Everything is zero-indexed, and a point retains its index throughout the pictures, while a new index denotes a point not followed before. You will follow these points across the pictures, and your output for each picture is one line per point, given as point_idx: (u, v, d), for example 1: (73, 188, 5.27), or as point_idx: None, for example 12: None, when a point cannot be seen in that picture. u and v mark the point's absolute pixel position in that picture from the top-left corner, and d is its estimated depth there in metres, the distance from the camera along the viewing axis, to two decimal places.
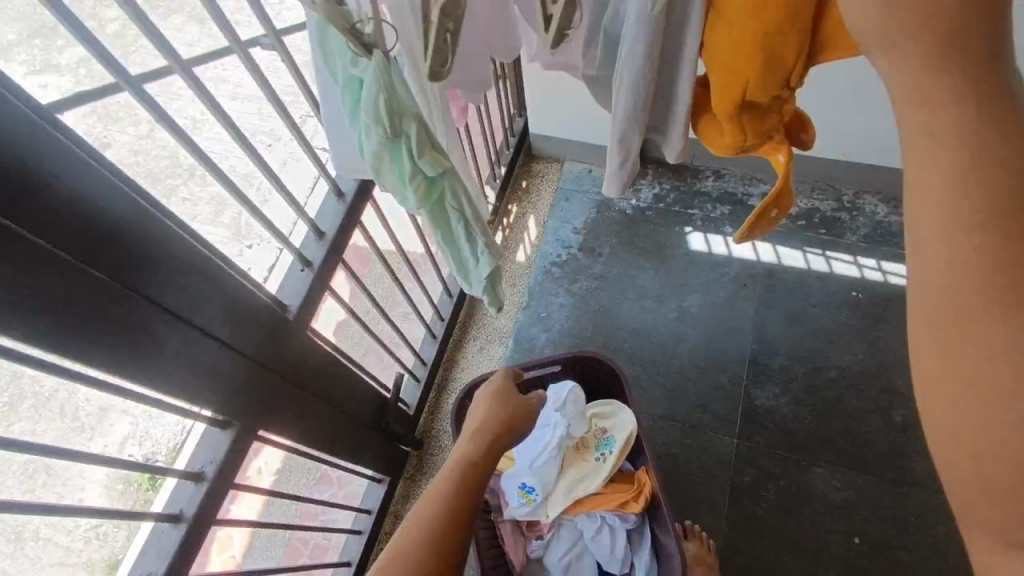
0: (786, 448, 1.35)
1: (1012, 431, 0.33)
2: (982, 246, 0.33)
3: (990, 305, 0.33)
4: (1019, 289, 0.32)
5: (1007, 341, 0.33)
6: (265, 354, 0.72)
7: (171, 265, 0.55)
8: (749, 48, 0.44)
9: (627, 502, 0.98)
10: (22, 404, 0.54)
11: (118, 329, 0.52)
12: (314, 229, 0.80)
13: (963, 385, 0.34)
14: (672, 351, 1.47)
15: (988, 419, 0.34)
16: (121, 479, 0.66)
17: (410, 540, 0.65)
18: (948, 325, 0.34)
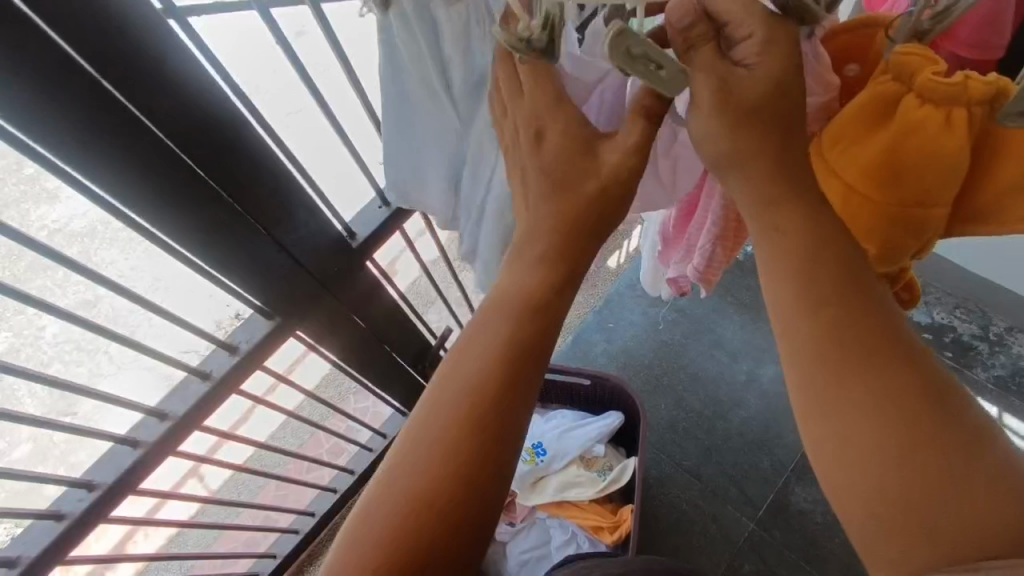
0: (802, 556, 1.25)
1: (885, 486, 0.42)
2: (853, 355, 0.44)
3: (846, 386, 0.44)
4: (887, 393, 0.43)
5: (886, 434, 0.42)
6: (320, 269, 0.80)
7: (248, 170, 0.61)
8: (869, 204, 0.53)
9: (600, 529, 0.95)
10: (84, 240, 0.59)
11: (186, 209, 0.59)
12: (404, 175, 0.85)
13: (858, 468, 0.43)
14: (725, 411, 1.40)
15: (867, 478, 0.42)
16: (162, 332, 0.72)
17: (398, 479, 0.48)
18: (862, 446, 0.43)
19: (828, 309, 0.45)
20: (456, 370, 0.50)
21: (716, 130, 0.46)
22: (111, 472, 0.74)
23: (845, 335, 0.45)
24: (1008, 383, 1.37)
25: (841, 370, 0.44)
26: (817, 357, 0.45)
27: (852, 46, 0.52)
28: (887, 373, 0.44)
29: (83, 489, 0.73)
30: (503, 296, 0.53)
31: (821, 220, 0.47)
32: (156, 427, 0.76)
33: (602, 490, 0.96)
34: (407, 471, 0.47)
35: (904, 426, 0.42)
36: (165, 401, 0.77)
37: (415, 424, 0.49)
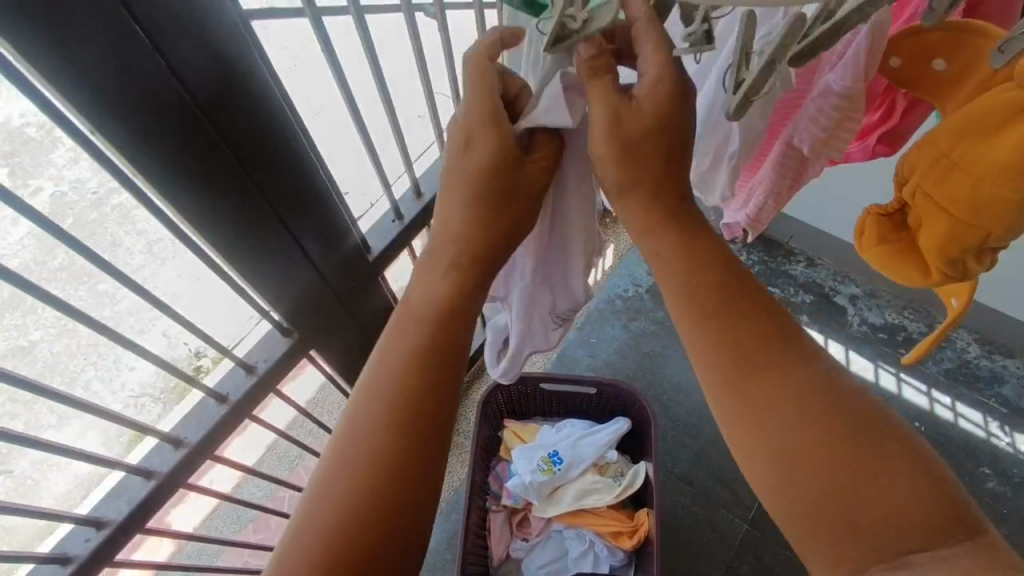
0: (794, 550, 1.30)
1: (806, 496, 0.44)
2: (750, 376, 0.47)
3: (755, 404, 0.47)
4: (796, 410, 0.46)
5: (805, 449, 0.45)
6: (339, 282, 0.79)
7: (290, 172, 0.62)
8: (957, 192, 0.53)
9: (620, 534, 0.96)
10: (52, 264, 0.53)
11: (231, 214, 0.58)
12: (415, 188, 0.86)
13: (786, 483, 0.45)
14: (708, 416, 1.44)
15: (792, 489, 0.45)
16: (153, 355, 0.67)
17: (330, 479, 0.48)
18: (777, 462, 0.46)
19: (732, 339, 0.48)
20: (373, 376, 0.52)
21: (609, 159, 0.49)
22: (123, 506, 0.69)
23: (748, 357, 0.48)
24: (956, 374, 1.50)
25: (742, 394, 0.47)
26: (722, 385, 0.48)
27: (949, 47, 0.52)
28: (791, 393, 0.46)
29: (92, 528, 0.67)
30: (419, 302, 0.55)
31: (704, 245, 0.51)
32: (171, 455, 0.72)
33: (618, 495, 0.98)
34: (335, 483, 0.48)
35: (807, 437, 0.45)
36: (180, 427, 0.72)
37: (340, 436, 0.50)
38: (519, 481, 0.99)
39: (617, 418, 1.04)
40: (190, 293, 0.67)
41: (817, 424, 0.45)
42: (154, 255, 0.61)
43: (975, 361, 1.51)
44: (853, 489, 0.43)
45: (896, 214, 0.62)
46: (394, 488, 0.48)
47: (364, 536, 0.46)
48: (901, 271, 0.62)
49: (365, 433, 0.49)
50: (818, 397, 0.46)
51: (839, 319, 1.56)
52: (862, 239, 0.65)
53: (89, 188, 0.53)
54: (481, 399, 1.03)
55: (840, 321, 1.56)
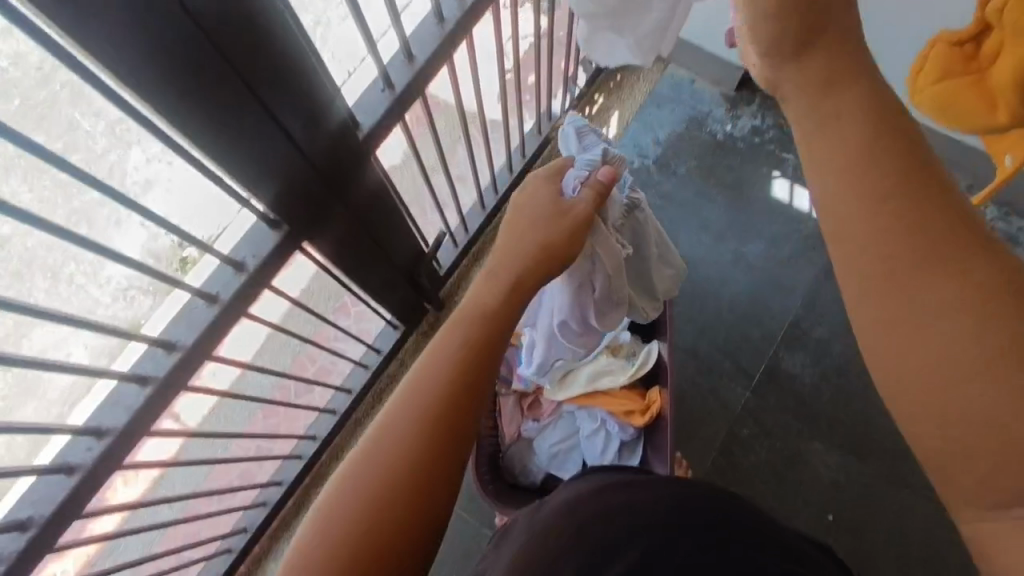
0: (792, 415, 1.33)
1: (961, 368, 0.40)
2: (913, 231, 0.42)
3: (916, 259, 0.42)
4: (968, 274, 0.41)
5: (968, 317, 0.40)
6: (329, 166, 0.70)
7: (264, 42, 0.51)
8: None
9: (632, 413, 0.97)
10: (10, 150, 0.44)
11: (199, 95, 0.49)
12: (406, 50, 0.74)
13: (934, 351, 0.41)
14: (714, 291, 1.42)
15: (949, 354, 0.41)
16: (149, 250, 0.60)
17: (377, 443, 0.52)
18: (925, 334, 0.41)
19: (870, 197, 0.43)
20: (435, 357, 0.56)
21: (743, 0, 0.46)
22: (121, 414, 0.65)
23: (905, 208, 0.42)
24: None
25: (892, 249, 0.43)
26: (867, 249, 0.44)
27: None
28: (956, 254, 0.41)
29: (93, 437, 0.65)
30: (478, 302, 0.62)
31: (867, 113, 0.45)
32: (164, 361, 0.67)
33: (632, 376, 0.97)
34: (391, 447, 0.51)
35: (951, 325, 0.41)
36: (171, 330, 0.67)
37: (399, 402, 0.54)
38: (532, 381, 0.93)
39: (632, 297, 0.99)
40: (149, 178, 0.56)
41: (981, 283, 0.40)
42: (95, 155, 0.50)
43: None
44: (1005, 373, 0.39)
45: (968, 45, 0.52)
46: (444, 449, 0.52)
47: (411, 487, 0.50)
48: (967, 111, 0.53)
49: (417, 398, 0.53)
50: (976, 256, 0.41)
51: None
52: (917, 71, 0.56)
53: (30, 61, 0.43)
54: None
55: None
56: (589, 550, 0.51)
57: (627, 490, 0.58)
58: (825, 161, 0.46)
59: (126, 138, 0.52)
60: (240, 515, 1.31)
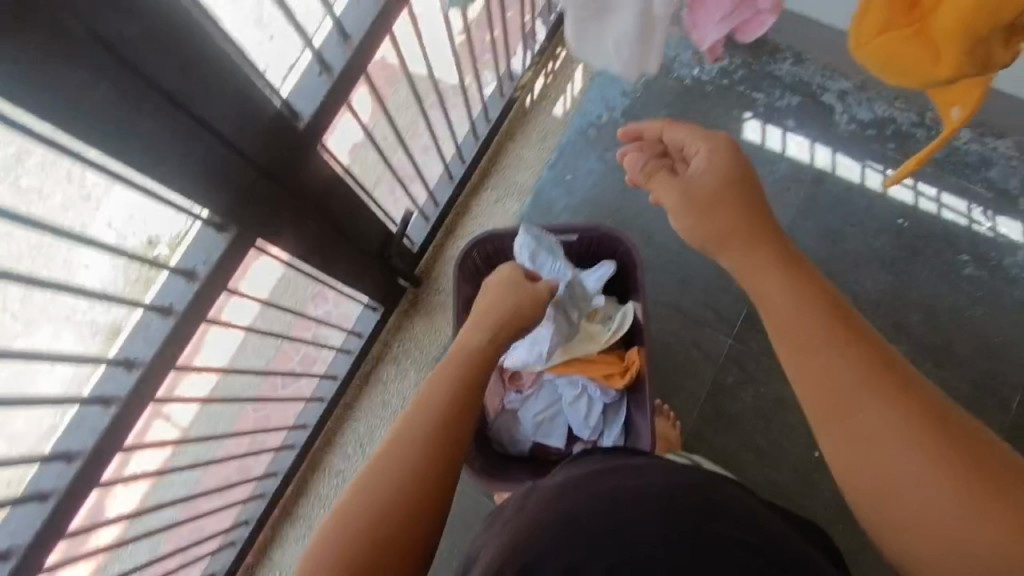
0: (776, 358, 1.35)
1: (933, 499, 0.49)
2: (864, 380, 0.54)
3: (867, 406, 0.53)
4: (920, 419, 0.51)
5: (922, 454, 0.50)
6: (271, 162, 0.67)
7: (163, 36, 0.48)
8: None
9: (612, 376, 0.96)
10: None
11: (99, 99, 0.47)
12: (339, 28, 0.70)
13: (905, 480, 0.50)
14: (692, 242, 1.41)
15: (925, 495, 0.49)
16: (120, 254, 0.61)
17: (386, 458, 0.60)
18: (882, 464, 0.52)
19: (826, 358, 0.56)
20: (433, 396, 0.66)
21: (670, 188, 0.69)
22: (88, 436, 0.65)
23: (843, 360, 0.55)
24: (944, 164, 1.41)
25: (849, 407, 0.54)
26: (829, 413, 0.55)
27: None
28: (910, 404, 0.52)
29: (63, 462, 0.64)
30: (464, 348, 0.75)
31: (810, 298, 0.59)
32: (125, 378, 0.66)
33: (608, 339, 0.97)
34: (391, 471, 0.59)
35: (878, 432, 0.52)
36: (127, 347, 0.65)
37: (400, 429, 0.63)
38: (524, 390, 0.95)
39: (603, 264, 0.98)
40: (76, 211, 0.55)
41: (938, 430, 0.50)
42: (21, 192, 0.51)
43: (965, 147, 1.42)
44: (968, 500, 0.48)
45: None
46: (441, 461, 0.60)
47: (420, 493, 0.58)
48: (914, 65, 0.48)
49: (417, 439, 0.61)
50: (930, 413, 0.51)
51: (826, 120, 1.45)
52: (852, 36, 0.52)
53: None
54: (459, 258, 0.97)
55: (827, 122, 1.44)
56: (580, 535, 0.52)
57: (625, 479, 0.58)
58: (785, 319, 0.59)
59: (56, 173, 0.52)
60: (241, 507, 1.34)
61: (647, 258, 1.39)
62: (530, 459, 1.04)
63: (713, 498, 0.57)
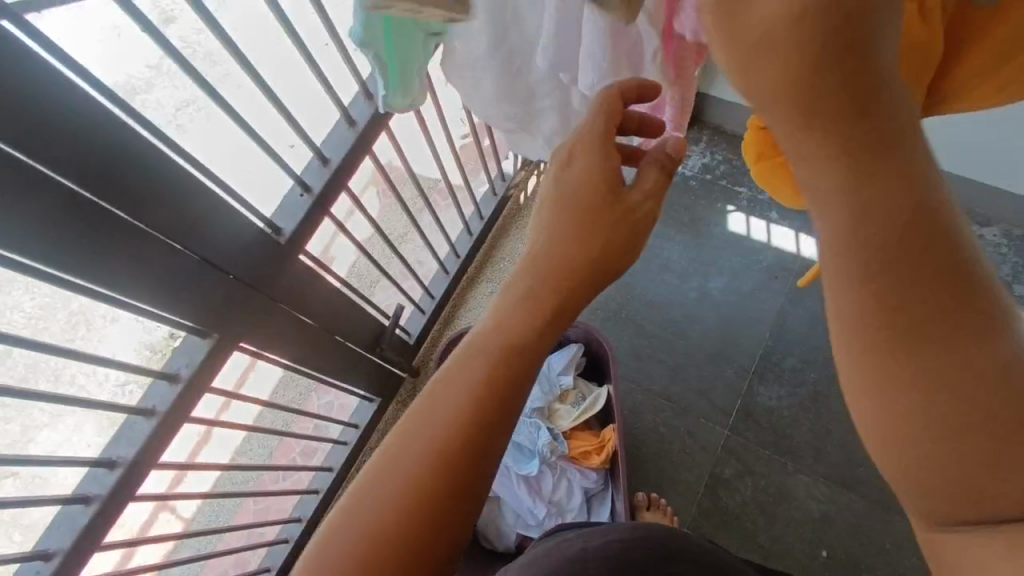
0: (775, 449, 1.32)
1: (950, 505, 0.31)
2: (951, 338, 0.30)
3: (933, 391, 0.30)
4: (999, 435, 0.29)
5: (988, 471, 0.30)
6: (252, 274, 0.74)
7: (146, 183, 0.56)
8: None
9: (589, 454, 0.98)
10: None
11: (90, 246, 0.54)
12: (318, 155, 0.79)
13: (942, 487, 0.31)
14: (683, 331, 1.43)
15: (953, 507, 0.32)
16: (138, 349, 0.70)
17: (386, 475, 0.38)
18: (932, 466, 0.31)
19: (881, 286, 0.30)
20: (454, 365, 0.40)
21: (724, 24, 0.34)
22: (67, 535, 0.68)
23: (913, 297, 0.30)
24: None
25: (909, 346, 0.30)
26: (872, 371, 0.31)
27: None
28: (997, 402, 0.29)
29: (40, 562, 0.67)
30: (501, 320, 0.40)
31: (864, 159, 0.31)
32: (107, 478, 0.70)
33: (579, 418, 0.99)
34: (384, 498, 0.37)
35: (943, 415, 0.30)
36: (108, 448, 0.70)
37: (409, 426, 0.39)
38: (536, 502, 0.97)
39: (568, 346, 1.04)
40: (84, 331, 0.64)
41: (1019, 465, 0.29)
42: (45, 321, 0.60)
43: None
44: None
45: None
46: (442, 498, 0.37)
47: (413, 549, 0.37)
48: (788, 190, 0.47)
49: (420, 447, 0.38)
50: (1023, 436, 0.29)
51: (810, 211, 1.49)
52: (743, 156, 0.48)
53: None
54: None
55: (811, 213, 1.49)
56: None
57: (588, 540, 0.62)
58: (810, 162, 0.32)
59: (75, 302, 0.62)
60: None
61: (633, 348, 1.42)
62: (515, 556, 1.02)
63: (678, 556, 0.60)
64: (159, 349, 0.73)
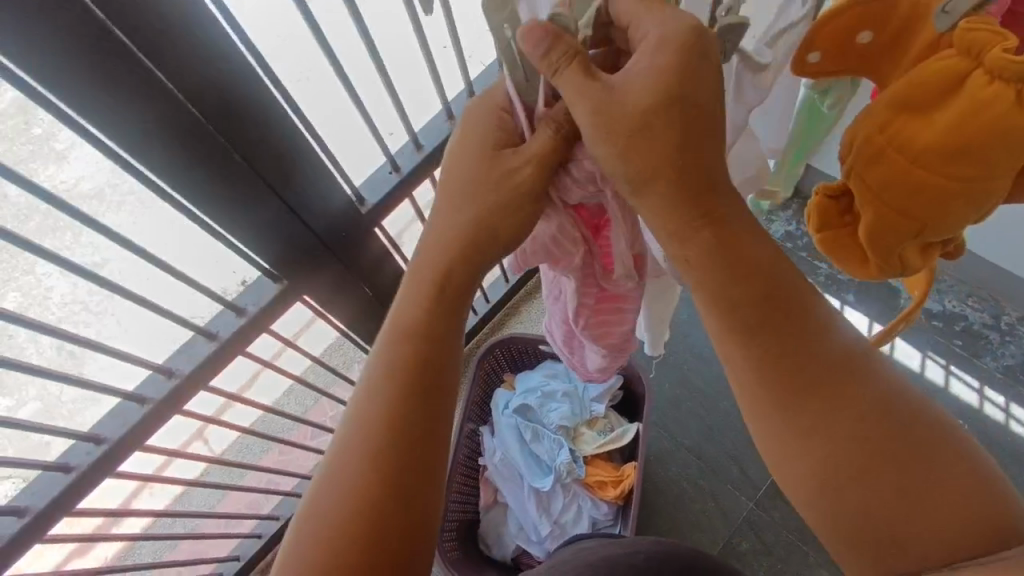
0: (799, 536, 1.26)
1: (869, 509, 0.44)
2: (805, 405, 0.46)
3: (820, 438, 0.45)
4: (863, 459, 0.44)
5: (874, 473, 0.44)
6: (330, 234, 0.80)
7: (260, 128, 0.62)
8: (898, 177, 0.39)
9: (605, 485, 0.97)
10: (82, 242, 0.61)
11: (200, 173, 0.60)
12: (414, 140, 0.85)
13: (861, 499, 0.44)
14: (729, 393, 1.39)
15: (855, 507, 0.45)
16: (217, 276, 0.76)
17: (354, 440, 0.49)
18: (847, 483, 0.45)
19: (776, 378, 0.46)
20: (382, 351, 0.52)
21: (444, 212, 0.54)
22: (118, 427, 0.75)
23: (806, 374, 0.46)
24: (1016, 374, 1.37)
25: (822, 421, 0.45)
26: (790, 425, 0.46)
27: (879, 16, 0.40)
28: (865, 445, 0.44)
29: (91, 443, 0.74)
30: (408, 306, 0.54)
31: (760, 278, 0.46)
32: (163, 385, 0.77)
33: (600, 448, 0.99)
34: (388, 373, 0.51)
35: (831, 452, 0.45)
36: (171, 358, 0.77)
37: (358, 406, 0.51)
38: (541, 518, 0.98)
39: (610, 375, 1.04)
40: (196, 251, 0.71)
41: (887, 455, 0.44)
42: (150, 236, 0.66)
43: None
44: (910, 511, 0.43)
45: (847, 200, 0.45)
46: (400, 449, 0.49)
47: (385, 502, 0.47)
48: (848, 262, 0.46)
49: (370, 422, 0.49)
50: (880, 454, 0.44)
51: (891, 303, 1.42)
52: (807, 224, 0.47)
53: (103, 190, 0.59)
54: (477, 354, 1.04)
55: (892, 306, 1.42)
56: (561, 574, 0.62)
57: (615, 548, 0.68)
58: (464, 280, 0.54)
59: (177, 224, 0.68)
60: (236, 543, 1.37)
61: (672, 397, 1.39)
62: (510, 567, 1.02)
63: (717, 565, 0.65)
64: (235, 283, 0.79)
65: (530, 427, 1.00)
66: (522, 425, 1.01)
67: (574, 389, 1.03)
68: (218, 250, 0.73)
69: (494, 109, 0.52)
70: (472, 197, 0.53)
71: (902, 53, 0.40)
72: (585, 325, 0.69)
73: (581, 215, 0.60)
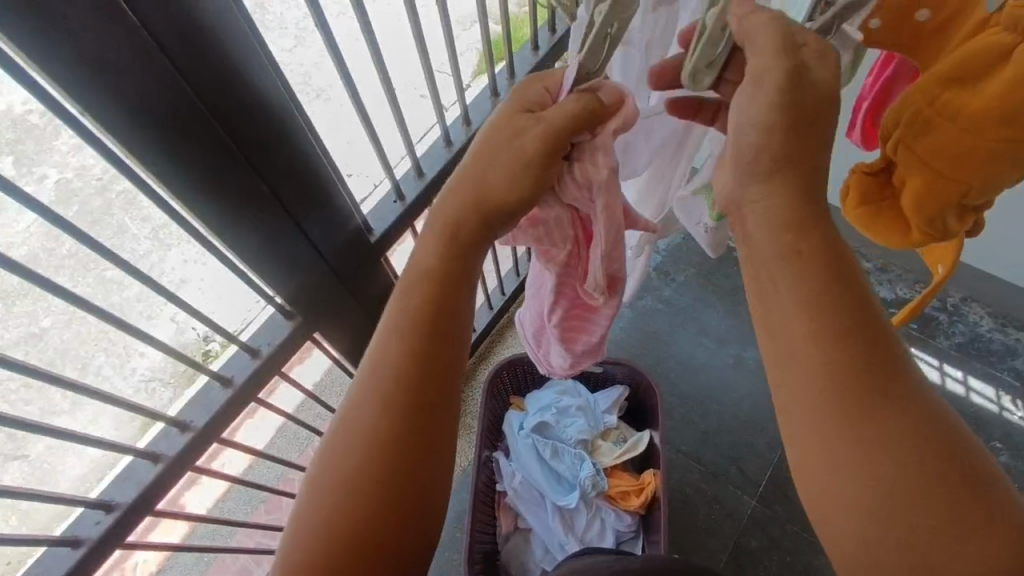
0: (802, 526, 1.30)
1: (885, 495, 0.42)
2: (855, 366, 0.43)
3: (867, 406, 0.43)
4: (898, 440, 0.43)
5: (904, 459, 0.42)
6: (343, 267, 0.79)
7: (286, 154, 0.61)
8: (950, 145, 0.43)
9: (627, 495, 0.98)
10: (89, 275, 0.57)
11: (228, 203, 0.59)
12: (417, 168, 0.85)
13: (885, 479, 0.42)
14: (717, 396, 1.43)
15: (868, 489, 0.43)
16: (225, 310, 0.72)
17: (360, 401, 0.52)
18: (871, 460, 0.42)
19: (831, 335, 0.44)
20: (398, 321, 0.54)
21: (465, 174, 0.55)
22: (131, 490, 0.69)
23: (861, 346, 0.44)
24: (968, 350, 1.49)
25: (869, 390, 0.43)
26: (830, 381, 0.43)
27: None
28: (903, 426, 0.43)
29: (101, 511, 0.68)
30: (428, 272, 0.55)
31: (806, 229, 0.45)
32: (177, 440, 0.72)
33: (618, 457, 1.00)
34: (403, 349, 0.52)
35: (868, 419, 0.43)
36: (185, 410, 0.72)
37: (370, 366, 0.53)
38: (568, 537, 0.97)
39: (618, 386, 1.05)
40: (208, 287, 0.68)
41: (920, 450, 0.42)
42: (163, 271, 0.62)
43: (988, 336, 1.50)
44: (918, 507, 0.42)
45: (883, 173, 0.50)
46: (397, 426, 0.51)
47: (379, 473, 0.50)
48: (885, 233, 0.51)
49: (373, 395, 0.52)
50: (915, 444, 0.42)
51: None
52: (845, 203, 0.52)
53: (117, 223, 0.56)
54: (486, 378, 1.03)
55: None
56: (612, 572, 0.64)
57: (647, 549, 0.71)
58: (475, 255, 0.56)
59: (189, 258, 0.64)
60: None
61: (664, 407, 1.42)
62: None
63: None
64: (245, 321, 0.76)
65: (548, 444, 1.00)
66: (540, 443, 1.01)
67: (587, 404, 1.04)
68: (228, 283, 0.70)
69: (538, 87, 0.54)
70: (495, 163, 0.53)
71: (944, 41, 0.44)
72: (557, 325, 0.68)
73: (580, 219, 0.59)
